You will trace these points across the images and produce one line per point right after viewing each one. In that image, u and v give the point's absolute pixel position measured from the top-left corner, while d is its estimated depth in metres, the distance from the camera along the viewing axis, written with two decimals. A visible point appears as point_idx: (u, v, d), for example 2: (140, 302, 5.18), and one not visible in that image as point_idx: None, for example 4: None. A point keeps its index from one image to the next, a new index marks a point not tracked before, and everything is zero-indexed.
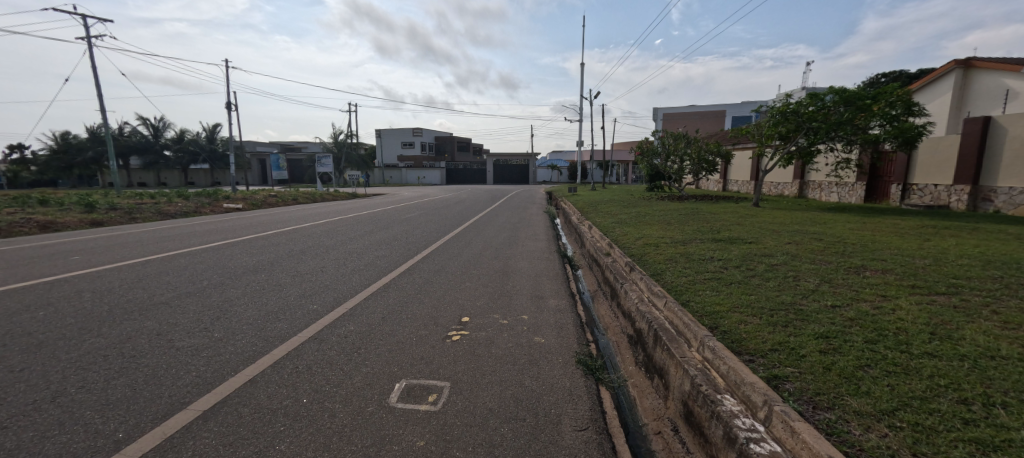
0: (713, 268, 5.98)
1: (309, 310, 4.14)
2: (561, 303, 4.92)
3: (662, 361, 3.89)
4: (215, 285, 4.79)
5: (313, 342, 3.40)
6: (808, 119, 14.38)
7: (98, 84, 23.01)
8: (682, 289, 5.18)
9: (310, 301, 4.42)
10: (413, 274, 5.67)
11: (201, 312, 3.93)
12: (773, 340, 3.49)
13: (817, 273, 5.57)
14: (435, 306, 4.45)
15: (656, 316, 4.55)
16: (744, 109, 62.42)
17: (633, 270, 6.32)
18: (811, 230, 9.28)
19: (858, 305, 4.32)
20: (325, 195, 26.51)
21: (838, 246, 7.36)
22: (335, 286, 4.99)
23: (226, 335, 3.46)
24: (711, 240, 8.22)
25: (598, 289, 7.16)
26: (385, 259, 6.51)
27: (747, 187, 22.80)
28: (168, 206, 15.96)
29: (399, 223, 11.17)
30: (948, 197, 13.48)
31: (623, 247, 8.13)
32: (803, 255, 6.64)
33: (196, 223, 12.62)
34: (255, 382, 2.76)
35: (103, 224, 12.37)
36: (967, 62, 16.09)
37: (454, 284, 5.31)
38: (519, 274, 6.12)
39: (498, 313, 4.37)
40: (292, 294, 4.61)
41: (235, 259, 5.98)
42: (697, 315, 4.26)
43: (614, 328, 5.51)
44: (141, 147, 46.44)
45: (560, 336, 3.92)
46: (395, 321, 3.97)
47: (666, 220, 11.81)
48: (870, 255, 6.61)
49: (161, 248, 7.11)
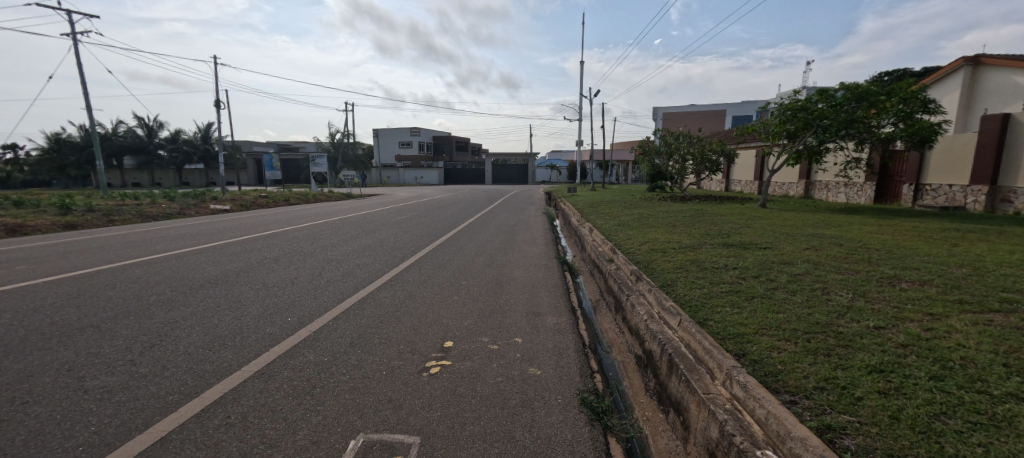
0: (729, 279, 5.37)
1: (264, 335, 3.52)
2: (561, 321, 4.34)
3: (679, 394, 3.29)
4: (163, 301, 4.17)
5: (257, 381, 2.78)
6: (818, 116, 13.75)
7: (84, 81, 22.24)
8: (697, 304, 4.57)
9: (269, 322, 3.80)
10: (394, 287, 5.06)
11: (134, 339, 3.33)
12: (816, 375, 2.89)
13: (847, 286, 4.97)
14: (414, 328, 3.84)
15: (670, 337, 3.95)
16: (745, 108, 61.66)
17: (640, 280, 5.72)
18: (828, 234, 8.68)
19: (904, 326, 3.72)
20: (319, 196, 25.83)
21: (861, 252, 6.76)
22: (302, 302, 4.38)
23: (150, 373, 2.84)
24: (722, 245, 7.62)
25: (601, 299, 6.57)
26: (366, 269, 5.90)
27: (750, 187, 22.27)
28: (151, 207, 15.30)
29: (388, 226, 10.53)
30: (964, 198, 12.89)
31: (628, 252, 7.52)
32: (826, 263, 6.04)
33: (177, 225, 11.99)
34: (166, 445, 2.14)
35: (78, 226, 11.75)
36: (976, 59, 15.48)
37: (439, 299, 4.70)
38: (514, 285, 5.52)
39: (487, 336, 3.76)
40: (250, 313, 3.99)
41: (197, 270, 5.37)
42: (719, 338, 3.65)
43: (620, 346, 4.92)
44: (134, 147, 45.77)
45: (560, 365, 3.32)
46: (364, 348, 3.35)
47: (671, 222, 11.18)
48: (900, 263, 6.01)
49: (124, 254, 6.51)
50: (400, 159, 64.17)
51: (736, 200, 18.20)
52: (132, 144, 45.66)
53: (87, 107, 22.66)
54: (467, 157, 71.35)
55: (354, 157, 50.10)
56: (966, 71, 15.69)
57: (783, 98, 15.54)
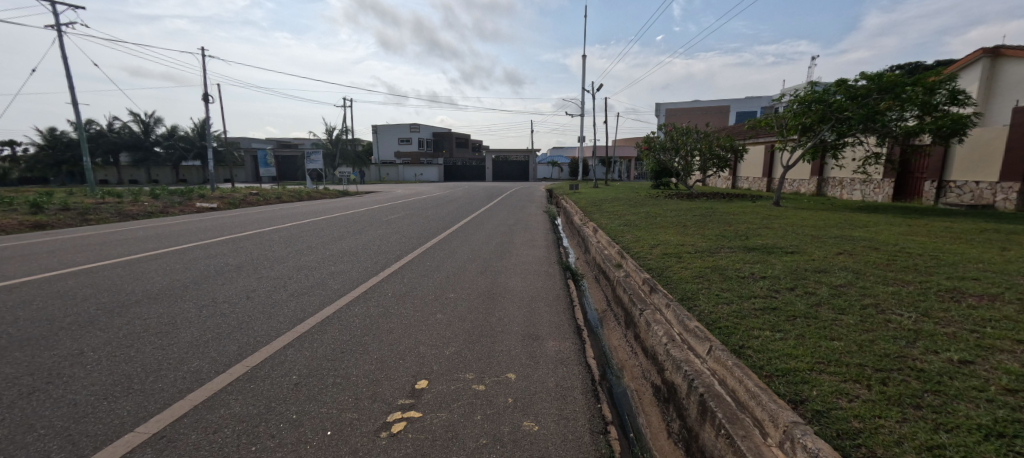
0: (760, 292, 4.60)
1: (186, 374, 2.76)
2: (564, 348, 3.57)
3: (716, 452, 2.55)
4: (78, 324, 3.42)
5: (148, 452, 2.03)
6: (837, 108, 12.86)
7: (68, 74, 21.37)
8: (727, 325, 3.80)
9: (199, 353, 3.04)
10: (367, 303, 4.28)
11: (13, 382, 2.58)
12: (912, 440, 2.14)
13: (903, 302, 4.20)
14: (382, 361, 3.08)
15: (698, 370, 3.19)
16: (749, 104, 60.65)
17: (655, 291, 4.96)
18: (857, 236, 7.89)
19: (999, 361, 2.94)
20: (313, 193, 25.10)
21: (902, 258, 6.00)
22: (251, 323, 3.62)
23: (4, 439, 2.08)
24: (743, 249, 6.84)
25: (608, 309, 5.82)
26: (339, 278, 5.12)
27: (759, 184, 21.42)
28: (132, 206, 14.55)
29: (376, 227, 9.76)
30: (993, 196, 12.09)
31: (637, 257, 6.75)
32: (869, 272, 5.26)
33: (154, 225, 11.22)
34: None
35: (48, 226, 11.00)
36: (996, 50, 14.06)
37: (418, 319, 3.93)
38: (508, 298, 4.74)
39: (473, 371, 3.00)
40: (180, 341, 3.23)
41: (142, 281, 4.61)
42: (765, 377, 2.89)
43: (632, 370, 4.15)
44: (130, 143, 45.09)
45: (563, 416, 2.56)
46: (310, 394, 2.58)
47: (681, 222, 10.42)
48: (954, 271, 5.24)
49: (70, 260, 5.76)
50: (400, 156, 63.29)
51: (746, 198, 17.45)
52: (127, 140, 44.99)
53: (71, 102, 21.68)
54: (467, 154, 70.34)
55: (353, 154, 50.36)
56: (984, 63, 14.31)
57: (797, 89, 14.63)
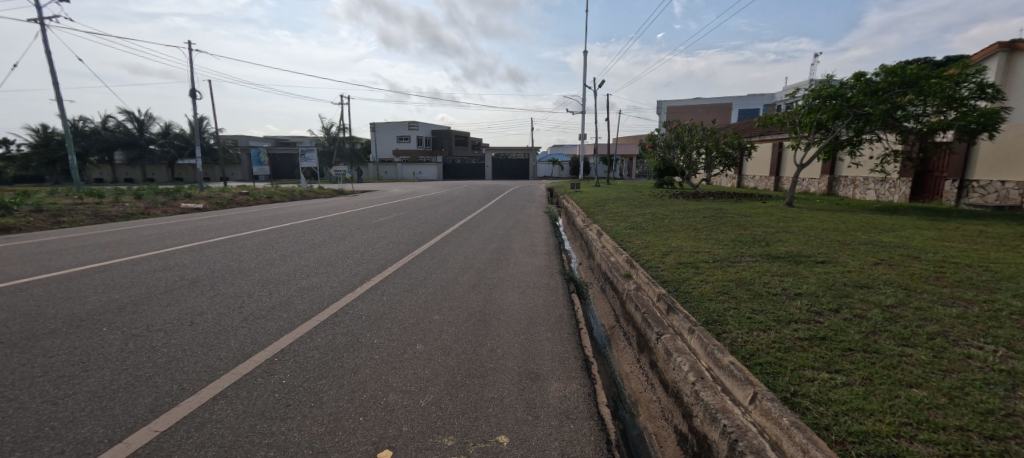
0: (801, 315, 3.89)
1: (63, 448, 2.05)
2: (569, 392, 2.86)
3: None
4: None
5: None
6: (854, 104, 12.11)
7: (52, 68, 20.57)
8: (772, 362, 3.09)
9: (97, 411, 2.34)
10: (333, 331, 3.56)
11: None
12: None
13: (974, 329, 3.51)
14: (337, 418, 2.39)
15: (741, 425, 2.49)
16: (754, 102, 59.76)
17: (673, 311, 4.24)
18: (889, 242, 7.17)
19: None
20: (307, 192, 24.25)
21: (950, 269, 5.30)
22: (182, 362, 2.91)
23: None
24: (767, 258, 6.13)
25: (616, 326, 5.11)
26: (309, 296, 4.43)
27: (767, 183, 20.72)
28: (111, 206, 13.86)
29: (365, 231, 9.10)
30: (1020, 197, 11.40)
31: (649, 266, 6.04)
32: (918, 288, 4.58)
33: (129, 228, 10.52)
34: None
35: (15, 229, 10.33)
36: (1014, 44, 12.92)
37: (393, 352, 3.23)
38: (503, 322, 4.04)
39: (453, 434, 2.31)
40: (83, 390, 2.53)
41: (70, 302, 3.91)
42: (836, 443, 2.19)
43: (649, 407, 3.40)
44: (126, 141, 44.40)
45: None
46: None
47: (693, 225, 9.73)
48: (1015, 287, 4.56)
49: (6, 272, 5.05)
50: (399, 154, 62.55)
51: (754, 197, 16.79)
52: (121, 138, 44.23)
53: (56, 97, 20.95)
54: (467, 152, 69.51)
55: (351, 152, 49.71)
56: (1002, 58, 13.20)
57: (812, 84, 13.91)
